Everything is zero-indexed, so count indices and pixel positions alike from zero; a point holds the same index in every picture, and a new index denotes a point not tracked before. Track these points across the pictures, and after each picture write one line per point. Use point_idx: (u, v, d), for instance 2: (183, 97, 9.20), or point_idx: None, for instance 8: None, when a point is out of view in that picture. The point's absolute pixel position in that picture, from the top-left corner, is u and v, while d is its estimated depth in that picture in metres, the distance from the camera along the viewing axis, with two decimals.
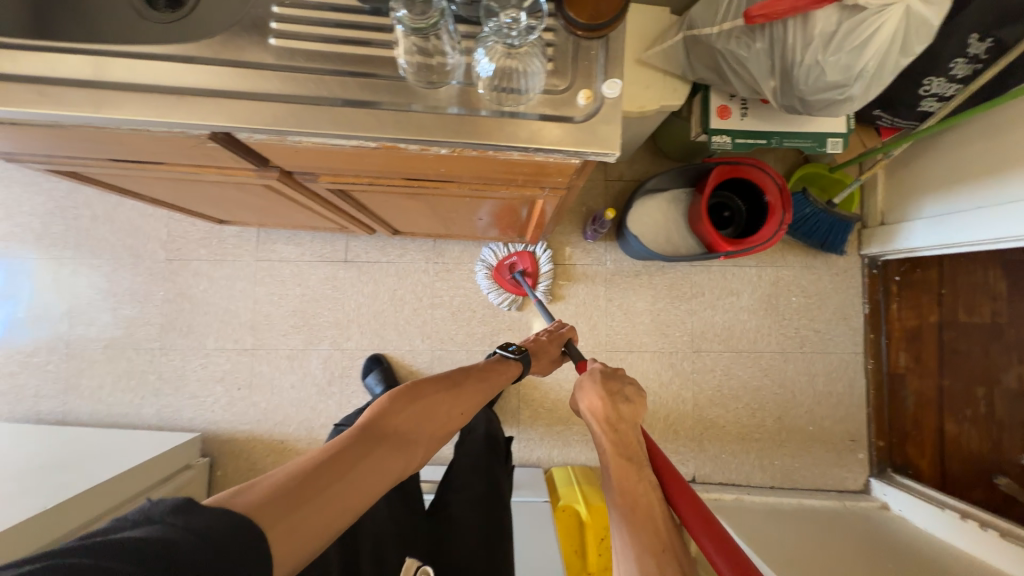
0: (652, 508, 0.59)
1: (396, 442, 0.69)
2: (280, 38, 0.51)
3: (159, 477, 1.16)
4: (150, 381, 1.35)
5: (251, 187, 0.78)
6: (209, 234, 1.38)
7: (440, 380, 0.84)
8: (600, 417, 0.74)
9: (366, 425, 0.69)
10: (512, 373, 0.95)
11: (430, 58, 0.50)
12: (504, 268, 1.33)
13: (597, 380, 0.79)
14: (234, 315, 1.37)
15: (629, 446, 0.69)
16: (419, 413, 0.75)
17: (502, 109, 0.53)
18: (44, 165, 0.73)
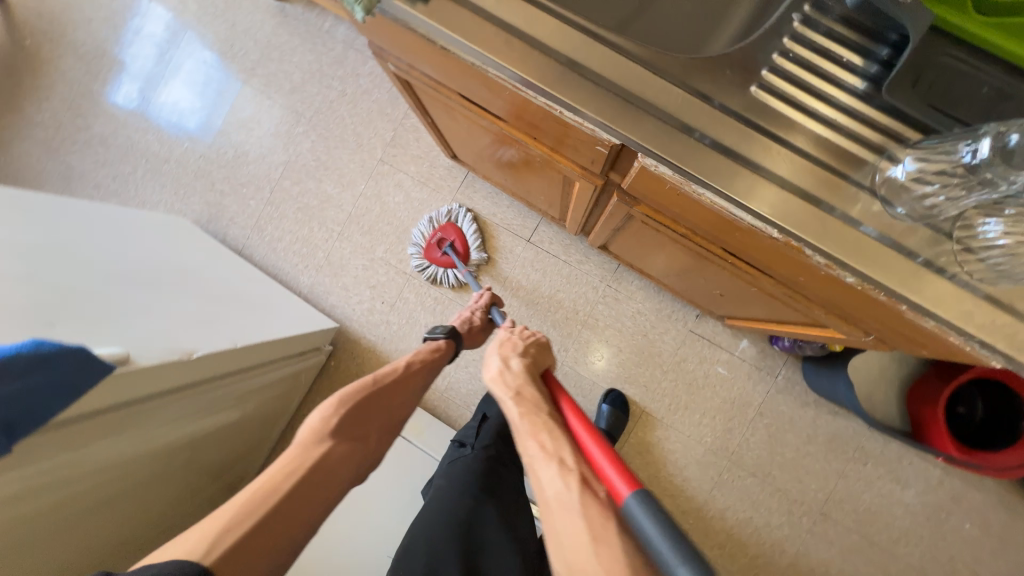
0: (539, 440, 0.56)
1: (359, 443, 0.68)
2: (762, 88, 0.46)
3: (297, 351, 1.24)
4: (317, 255, 1.45)
5: (551, 170, 0.76)
6: (426, 156, 1.42)
7: (383, 371, 0.76)
8: (505, 369, 0.68)
9: (306, 434, 0.64)
10: (449, 349, 0.89)
11: (940, 189, 0.42)
12: (433, 245, 1.36)
13: (514, 342, 0.74)
14: (410, 236, 1.42)
15: (526, 391, 0.64)
16: (355, 417, 0.69)
17: (961, 276, 0.43)
18: (396, 68, 0.75)
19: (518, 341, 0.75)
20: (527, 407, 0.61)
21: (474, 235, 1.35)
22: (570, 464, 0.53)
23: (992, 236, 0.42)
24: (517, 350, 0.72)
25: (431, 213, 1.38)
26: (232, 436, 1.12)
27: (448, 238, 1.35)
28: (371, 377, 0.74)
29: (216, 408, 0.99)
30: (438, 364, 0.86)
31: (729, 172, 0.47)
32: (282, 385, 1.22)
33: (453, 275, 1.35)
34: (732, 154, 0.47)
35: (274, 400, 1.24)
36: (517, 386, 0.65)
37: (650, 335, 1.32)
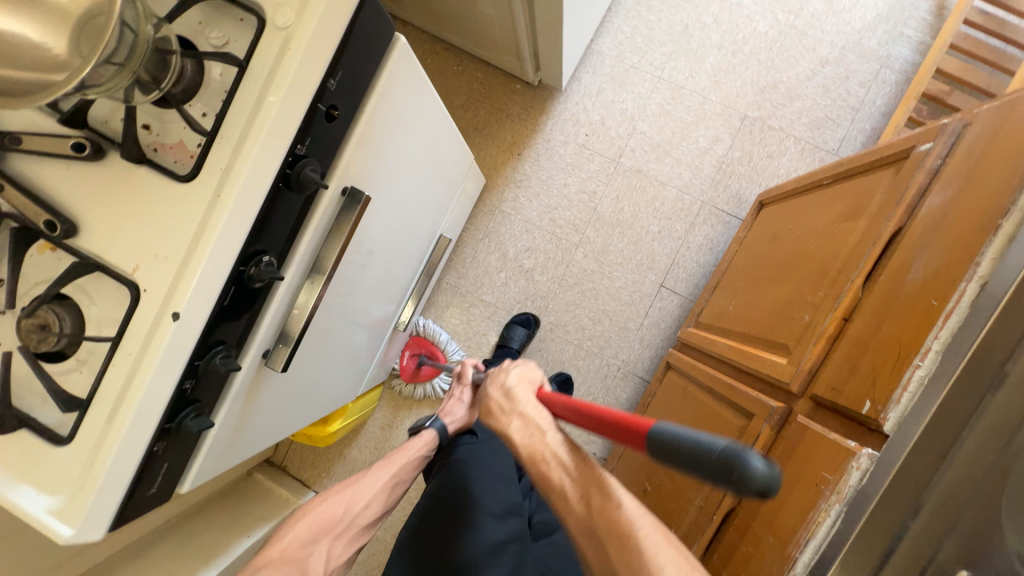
0: (542, 461, 0.57)
1: (322, 549, 0.73)
2: None
3: (535, 49, 1.17)
4: (633, 56, 1.33)
5: (791, 331, 0.72)
6: (750, 169, 1.30)
7: (352, 480, 0.79)
8: (500, 399, 0.61)
9: (280, 545, 0.71)
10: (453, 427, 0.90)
11: None
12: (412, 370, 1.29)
13: (501, 374, 0.64)
14: (659, 158, 1.33)
15: (529, 415, 0.59)
16: (316, 514, 0.74)
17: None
18: (913, 152, 0.66)
19: (506, 373, 0.64)
20: (533, 430, 0.58)
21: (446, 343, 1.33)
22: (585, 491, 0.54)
23: None
24: (507, 377, 0.63)
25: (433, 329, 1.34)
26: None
27: (422, 351, 1.33)
28: (337, 501, 0.76)
29: None
30: (420, 459, 0.86)
31: (855, 536, 0.47)
32: (499, 35, 1.15)
33: (438, 385, 1.35)
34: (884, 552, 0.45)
35: (482, 30, 1.18)
36: (524, 416, 0.59)
37: None
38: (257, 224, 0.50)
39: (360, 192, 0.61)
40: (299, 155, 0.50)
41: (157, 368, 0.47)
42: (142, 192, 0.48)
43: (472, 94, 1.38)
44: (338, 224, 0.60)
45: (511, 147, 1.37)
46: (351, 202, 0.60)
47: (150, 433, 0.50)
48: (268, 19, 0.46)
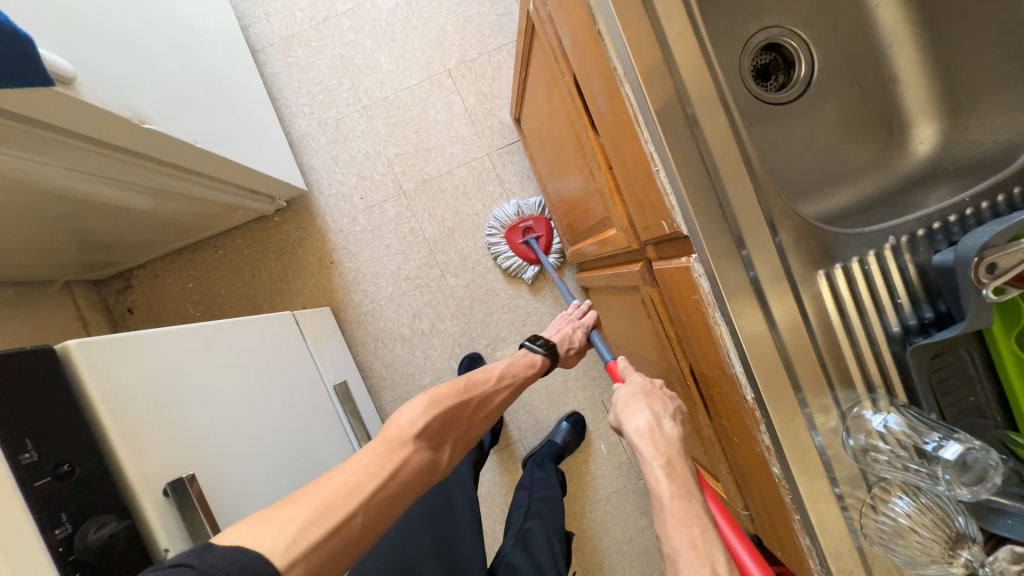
0: (697, 542, 0.49)
1: (442, 451, 0.75)
2: (843, 271, 0.46)
3: (247, 187, 1.13)
4: (329, 112, 1.32)
5: (600, 203, 0.74)
6: (491, 100, 1.33)
7: (476, 383, 0.82)
8: (653, 432, 0.58)
9: (400, 424, 0.70)
10: (541, 369, 0.95)
11: (861, 438, 0.46)
12: (518, 232, 1.29)
13: (663, 396, 0.63)
14: (427, 158, 1.33)
15: (679, 469, 0.54)
16: (441, 421, 0.74)
17: (859, 534, 0.47)
18: (532, 13, 0.69)
19: (666, 408, 0.60)
20: (691, 508, 0.51)
21: (561, 235, 1.31)
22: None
23: (899, 506, 0.46)
24: (635, 387, 0.65)
25: (521, 199, 1.31)
26: (133, 219, 1.01)
27: (535, 229, 1.28)
28: (458, 385, 0.80)
29: (123, 182, 0.85)
30: (530, 379, 0.94)
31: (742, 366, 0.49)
32: (210, 206, 1.10)
33: (529, 266, 1.31)
34: (772, 322, 0.46)
35: (197, 216, 1.13)
36: (672, 462, 0.54)
37: (568, 383, 1.36)
38: None
39: (182, 478, 0.55)
40: (67, 533, 0.46)
41: None
42: None
43: (250, 259, 1.31)
44: (193, 522, 0.54)
45: (321, 264, 1.32)
46: (182, 495, 0.54)
47: None
48: None
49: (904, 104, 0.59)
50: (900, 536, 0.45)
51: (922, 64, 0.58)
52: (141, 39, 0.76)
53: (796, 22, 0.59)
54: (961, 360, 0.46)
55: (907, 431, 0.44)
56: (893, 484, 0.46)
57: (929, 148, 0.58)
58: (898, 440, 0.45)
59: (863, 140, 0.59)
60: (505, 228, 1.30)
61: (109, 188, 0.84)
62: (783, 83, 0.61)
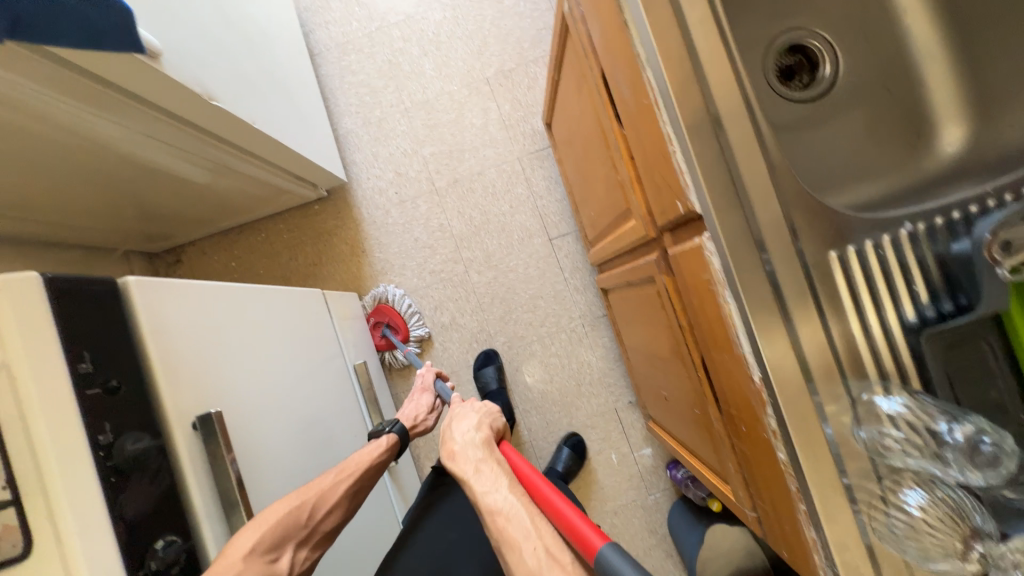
0: (503, 515, 0.64)
1: (283, 562, 0.66)
2: (857, 253, 0.46)
3: (292, 173, 1.22)
4: (374, 112, 1.41)
5: (621, 195, 0.76)
6: (525, 107, 1.39)
7: (313, 484, 0.73)
8: (450, 450, 0.78)
9: (230, 556, 0.58)
10: (389, 449, 0.92)
11: (880, 424, 0.45)
12: (377, 332, 1.35)
13: (468, 413, 0.86)
14: (460, 159, 1.40)
15: (485, 468, 0.73)
16: (275, 538, 0.63)
17: (870, 532, 0.45)
18: (567, 16, 0.74)
19: (474, 414, 0.85)
20: (498, 485, 0.69)
21: (410, 308, 1.35)
22: (538, 536, 0.59)
23: (913, 501, 0.44)
24: (471, 419, 0.83)
25: (362, 297, 1.39)
26: (189, 194, 1.10)
27: (384, 320, 1.35)
28: (296, 503, 0.69)
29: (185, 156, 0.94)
30: (375, 467, 0.86)
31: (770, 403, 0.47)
32: (256, 187, 1.19)
33: (400, 355, 1.34)
34: (782, 297, 0.46)
35: (245, 197, 1.22)
36: (479, 458, 0.75)
37: (581, 389, 1.35)
38: (122, 529, 0.47)
39: (208, 414, 0.59)
40: (109, 441, 0.48)
41: None
42: None
43: (288, 243, 1.40)
44: (214, 455, 0.59)
45: (353, 252, 1.39)
46: (207, 429, 0.58)
47: None
48: None
49: (933, 106, 0.59)
50: (915, 532, 0.43)
51: (950, 67, 0.59)
52: (214, 28, 0.85)
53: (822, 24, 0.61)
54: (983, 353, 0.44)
55: (921, 415, 0.44)
56: (907, 477, 0.45)
57: (957, 149, 0.57)
58: (914, 425, 0.44)
59: (886, 138, 0.60)
60: (370, 332, 1.36)
61: (172, 159, 0.94)
62: (808, 82, 0.62)
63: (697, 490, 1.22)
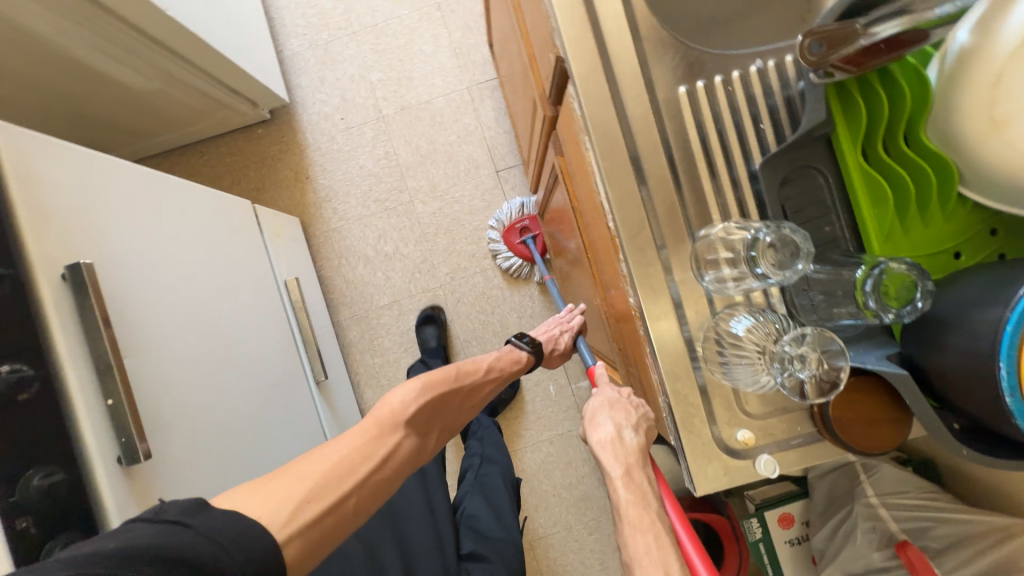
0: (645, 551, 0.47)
1: (427, 438, 0.74)
2: (704, 89, 0.46)
3: (230, 86, 1.19)
4: (321, 35, 1.37)
5: (529, 85, 0.75)
6: (476, 35, 1.36)
7: (467, 368, 0.84)
8: (615, 442, 0.57)
9: (397, 415, 0.69)
10: (524, 366, 0.94)
11: (704, 265, 0.45)
12: (515, 231, 1.31)
13: (628, 408, 0.62)
14: (409, 86, 1.37)
15: (638, 478, 0.53)
16: (429, 410, 0.75)
17: (700, 364, 0.47)
18: None
19: (616, 411, 0.61)
20: (650, 514, 0.50)
21: (544, 235, 1.32)
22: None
23: (737, 330, 0.45)
24: (627, 414, 0.61)
25: (517, 200, 1.33)
26: (117, 99, 1.06)
27: (533, 229, 1.30)
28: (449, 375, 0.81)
29: (99, 45, 0.91)
30: (514, 375, 0.93)
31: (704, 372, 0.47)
32: (191, 98, 1.16)
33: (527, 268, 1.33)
34: (628, 132, 0.46)
35: (180, 109, 1.19)
36: (635, 468, 0.54)
37: (523, 321, 1.35)
38: None
39: (79, 264, 0.58)
40: None
41: None
42: None
43: (232, 166, 1.37)
44: (83, 306, 0.58)
45: (297, 178, 1.37)
46: (77, 279, 0.58)
47: None
48: None
49: None
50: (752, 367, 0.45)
51: None
52: None
53: None
54: (820, 190, 0.44)
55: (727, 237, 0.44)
56: (741, 313, 0.45)
57: None
58: (729, 249, 0.44)
59: None
60: (506, 226, 1.32)
61: (86, 48, 0.90)
62: None
63: None
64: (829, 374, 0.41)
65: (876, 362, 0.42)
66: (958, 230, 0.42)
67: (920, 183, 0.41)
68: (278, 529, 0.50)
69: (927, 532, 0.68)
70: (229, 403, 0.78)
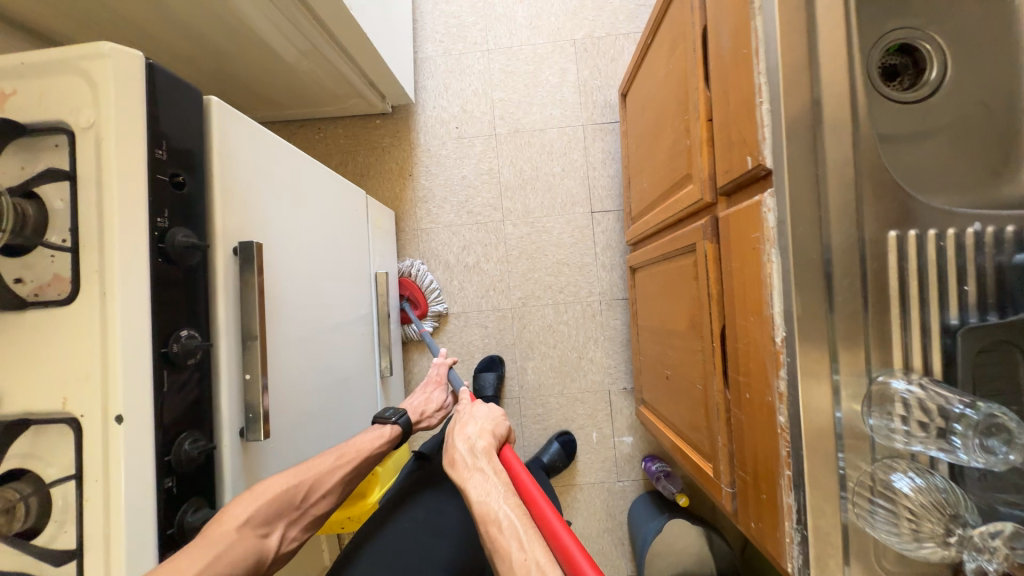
0: (493, 528, 0.63)
1: (270, 539, 0.63)
2: (916, 238, 0.46)
3: (368, 78, 1.24)
4: (456, 45, 1.42)
5: (685, 161, 0.76)
6: (603, 77, 1.38)
7: (314, 462, 0.71)
8: (466, 453, 0.76)
9: (226, 523, 0.55)
10: (390, 442, 0.87)
11: (883, 415, 0.45)
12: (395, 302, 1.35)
13: (467, 424, 0.82)
14: (526, 112, 1.40)
15: (484, 477, 0.71)
16: (267, 514, 0.61)
17: (848, 508, 0.47)
18: None
19: (476, 423, 0.82)
20: (490, 486, 0.69)
21: (436, 290, 1.37)
22: (528, 549, 0.58)
23: (897, 485, 0.45)
24: (474, 426, 0.81)
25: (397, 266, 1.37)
26: (268, 69, 1.12)
27: (406, 294, 1.35)
28: (292, 480, 0.67)
29: (277, 26, 0.96)
30: (373, 459, 0.82)
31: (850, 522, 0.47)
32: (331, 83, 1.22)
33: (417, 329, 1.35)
34: (828, 261, 0.47)
35: (317, 90, 1.25)
36: (480, 466, 0.73)
37: (581, 362, 1.36)
38: (157, 304, 0.50)
39: (250, 243, 0.62)
40: (164, 226, 0.52)
41: (127, 476, 0.46)
42: (37, 333, 0.48)
43: (343, 149, 1.43)
44: (244, 284, 0.61)
45: (401, 173, 1.42)
46: (246, 257, 0.61)
47: (153, 544, 0.48)
48: (72, 126, 0.49)
49: None
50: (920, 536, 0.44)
51: None
52: None
53: (939, 29, 0.60)
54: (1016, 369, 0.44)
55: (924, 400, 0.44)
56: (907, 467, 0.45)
57: None
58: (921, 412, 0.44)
59: (969, 156, 0.59)
60: None
61: (264, 23, 0.95)
62: (908, 87, 0.60)
63: (668, 485, 1.23)
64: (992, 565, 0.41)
65: None
66: None
67: None
68: None
69: None
70: (322, 389, 0.81)
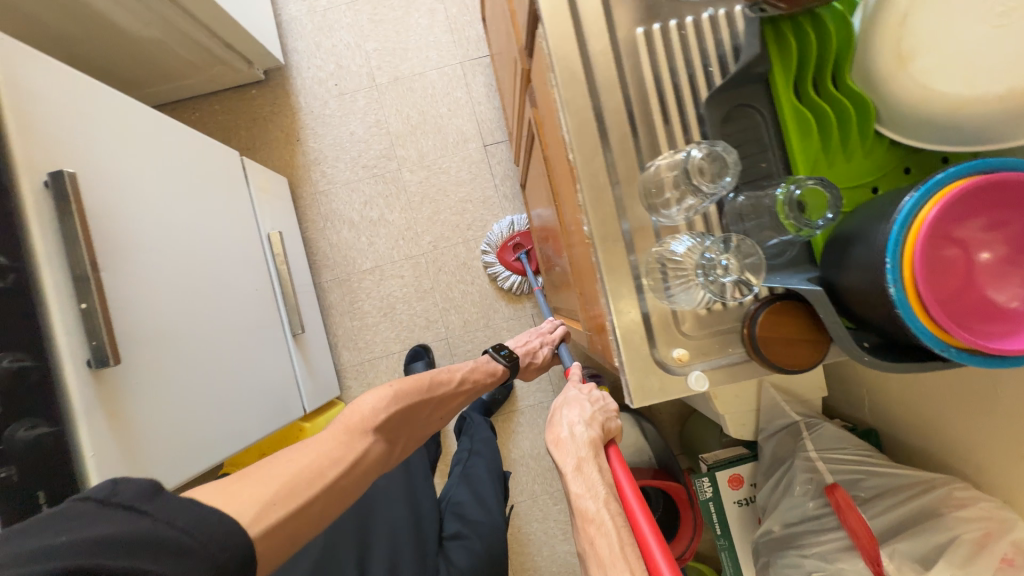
0: (584, 525, 0.54)
1: (395, 449, 0.76)
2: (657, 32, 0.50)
3: (227, 43, 1.21)
4: (320, 2, 1.40)
5: (511, 43, 0.78)
6: (472, 13, 1.40)
7: (439, 384, 0.87)
8: (568, 436, 0.67)
9: (367, 425, 0.71)
10: (496, 380, 0.97)
11: (652, 197, 0.50)
12: (508, 249, 1.34)
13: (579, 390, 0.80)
14: (403, 58, 1.40)
15: (588, 468, 0.61)
16: (396, 425, 0.76)
17: (647, 294, 0.50)
18: None
19: (586, 408, 0.72)
20: (592, 482, 0.59)
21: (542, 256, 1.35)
22: (615, 563, 0.49)
23: (676, 250, 0.50)
24: (586, 410, 0.71)
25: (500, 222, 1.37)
26: (120, 49, 1.07)
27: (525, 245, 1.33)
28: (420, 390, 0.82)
29: None
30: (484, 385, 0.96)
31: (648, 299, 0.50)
32: (189, 52, 1.18)
33: (519, 281, 1.35)
34: (587, 67, 0.50)
35: (176, 63, 1.20)
36: (585, 456, 0.63)
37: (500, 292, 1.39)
38: None
39: (61, 172, 0.60)
40: None
41: None
42: None
43: (224, 125, 1.39)
44: (63, 215, 0.60)
45: (288, 140, 1.39)
46: (59, 187, 0.59)
47: None
48: None
49: None
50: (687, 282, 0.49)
51: None
52: None
53: None
54: (756, 128, 0.48)
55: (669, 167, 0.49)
56: (678, 236, 0.50)
57: None
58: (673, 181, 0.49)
59: None
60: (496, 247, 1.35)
61: None
62: None
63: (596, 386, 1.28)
64: (743, 278, 0.48)
65: (798, 283, 0.47)
66: (878, 166, 0.46)
67: (846, 121, 0.45)
68: (248, 523, 0.51)
69: (858, 482, 0.76)
70: (201, 334, 0.80)
